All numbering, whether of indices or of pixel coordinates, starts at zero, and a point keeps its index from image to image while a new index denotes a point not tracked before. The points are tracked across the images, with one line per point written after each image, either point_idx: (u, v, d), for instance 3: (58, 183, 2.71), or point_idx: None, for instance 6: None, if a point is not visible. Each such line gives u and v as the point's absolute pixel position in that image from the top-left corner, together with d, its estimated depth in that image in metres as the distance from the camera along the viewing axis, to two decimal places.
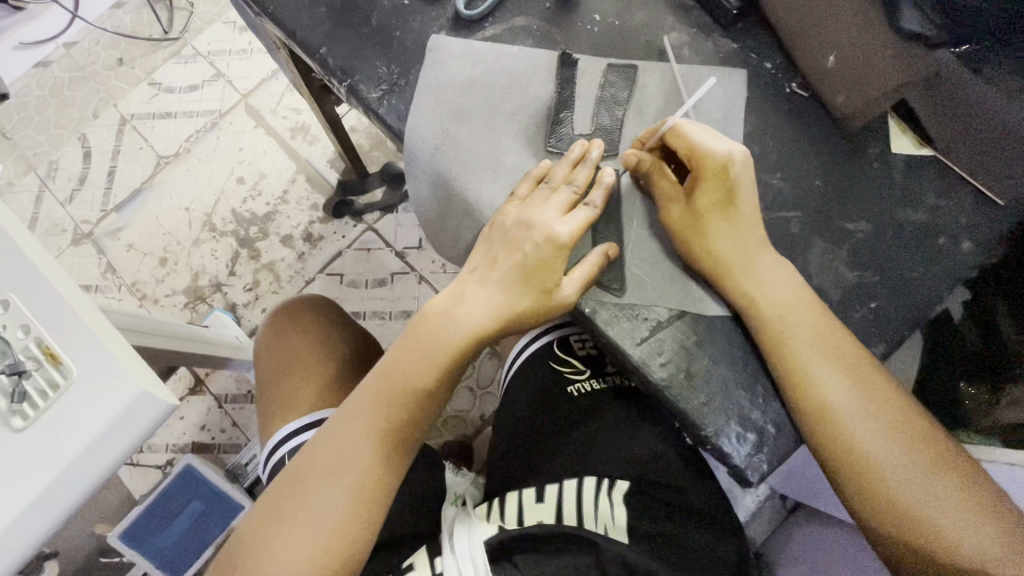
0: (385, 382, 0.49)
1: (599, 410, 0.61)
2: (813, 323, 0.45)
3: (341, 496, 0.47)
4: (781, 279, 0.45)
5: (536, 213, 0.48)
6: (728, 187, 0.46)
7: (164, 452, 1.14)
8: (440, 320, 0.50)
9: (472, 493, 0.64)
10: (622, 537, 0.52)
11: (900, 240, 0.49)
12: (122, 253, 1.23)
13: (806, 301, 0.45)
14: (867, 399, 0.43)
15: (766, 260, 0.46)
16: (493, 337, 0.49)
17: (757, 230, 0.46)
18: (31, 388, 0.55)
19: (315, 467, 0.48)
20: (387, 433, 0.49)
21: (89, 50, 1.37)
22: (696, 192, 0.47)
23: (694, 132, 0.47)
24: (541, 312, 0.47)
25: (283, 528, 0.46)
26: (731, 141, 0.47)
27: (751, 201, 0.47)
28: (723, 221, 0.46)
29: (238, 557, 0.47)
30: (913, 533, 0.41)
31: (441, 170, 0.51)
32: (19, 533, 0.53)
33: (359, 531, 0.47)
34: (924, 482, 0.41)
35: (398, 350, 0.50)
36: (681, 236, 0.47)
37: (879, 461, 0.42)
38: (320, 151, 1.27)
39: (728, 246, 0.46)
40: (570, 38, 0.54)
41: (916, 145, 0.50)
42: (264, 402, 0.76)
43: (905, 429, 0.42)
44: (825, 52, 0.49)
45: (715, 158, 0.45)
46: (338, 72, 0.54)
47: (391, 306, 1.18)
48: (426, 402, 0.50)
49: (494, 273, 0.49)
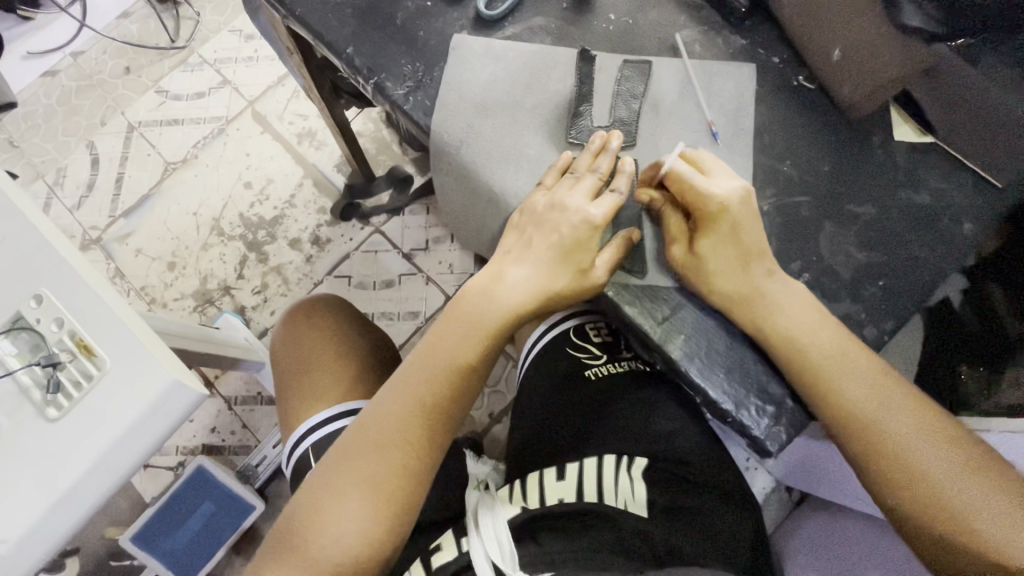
0: (428, 358, 0.52)
1: (618, 390, 0.63)
2: (818, 323, 0.47)
3: (389, 467, 0.49)
4: (796, 304, 0.47)
5: (565, 198, 0.51)
6: (731, 226, 0.47)
7: (174, 455, 1.15)
8: (481, 298, 0.52)
9: (494, 478, 0.66)
10: (641, 511, 0.54)
11: (905, 221, 0.51)
12: (130, 259, 1.24)
13: (821, 318, 0.47)
14: (856, 366, 0.46)
15: (772, 290, 0.47)
16: (529, 316, 0.52)
17: (763, 263, 0.47)
18: (66, 379, 0.55)
19: (361, 444, 0.50)
20: (431, 404, 0.51)
21: (97, 59, 1.39)
22: (698, 233, 0.48)
23: (692, 174, 0.48)
24: (574, 292, 0.50)
25: (333, 499, 0.49)
26: (729, 181, 0.48)
27: (757, 234, 0.48)
28: (728, 261, 0.47)
29: (296, 526, 0.49)
30: (907, 481, 0.43)
31: (467, 161, 0.54)
32: (54, 522, 0.53)
33: (403, 501, 0.49)
34: (913, 431, 0.44)
35: (442, 327, 0.53)
36: (688, 278, 0.48)
37: (869, 417, 0.45)
38: (327, 156, 1.30)
39: (735, 283, 0.47)
40: (587, 36, 0.57)
41: (917, 133, 0.53)
42: (282, 397, 0.76)
43: (889, 390, 0.46)
44: (832, 45, 0.52)
45: (711, 201, 0.47)
46: (363, 71, 0.56)
47: (399, 306, 1.20)
48: (466, 379, 0.52)
49: (529, 254, 0.52)
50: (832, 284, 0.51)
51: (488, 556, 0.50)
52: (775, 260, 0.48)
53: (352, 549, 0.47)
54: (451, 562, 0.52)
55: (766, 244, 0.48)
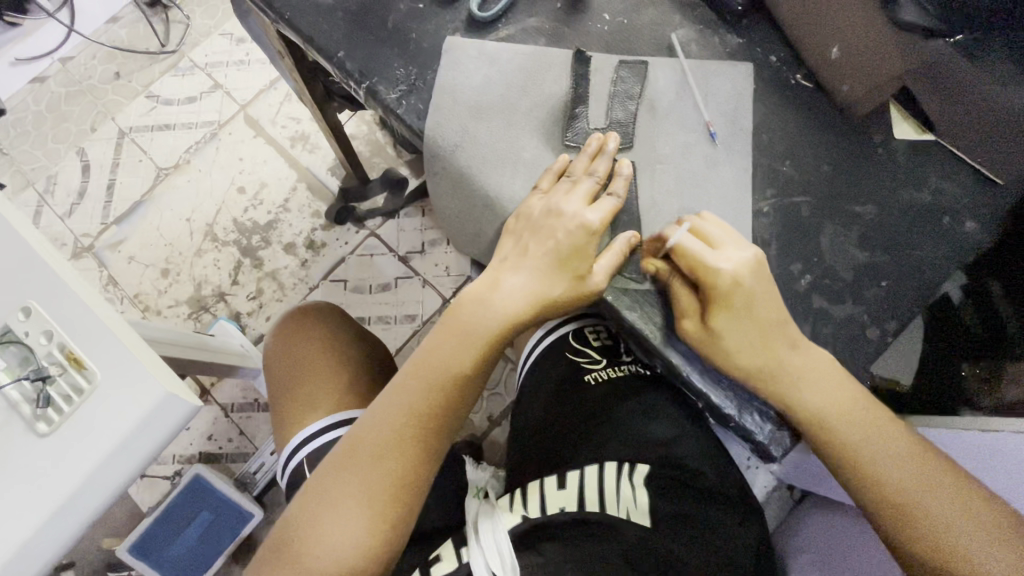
0: (422, 368, 0.51)
1: (619, 395, 0.62)
2: (838, 397, 0.45)
3: (383, 481, 0.48)
4: (818, 378, 0.45)
5: (562, 202, 0.50)
6: (745, 299, 0.45)
7: (170, 463, 1.13)
8: (476, 305, 0.51)
9: (493, 485, 0.65)
10: (645, 520, 0.53)
11: (906, 219, 0.51)
12: (123, 266, 1.23)
13: (843, 391, 0.45)
14: (864, 413, 0.45)
15: (795, 364, 0.45)
16: (526, 322, 0.51)
17: (783, 334, 0.46)
18: (55, 394, 0.54)
19: (355, 454, 0.49)
20: (426, 417, 0.50)
21: (86, 64, 1.38)
22: (712, 308, 0.46)
23: (700, 249, 0.46)
24: (571, 299, 0.49)
25: (326, 513, 0.48)
26: (740, 252, 0.46)
27: (772, 306, 0.46)
28: (746, 336, 0.45)
29: (288, 542, 0.48)
30: (934, 554, 0.42)
31: (461, 165, 0.53)
32: (45, 539, 0.52)
33: (400, 511, 0.49)
34: (951, 507, 0.42)
35: (437, 337, 0.52)
36: (705, 352, 0.46)
37: (902, 492, 0.43)
38: (321, 160, 1.29)
39: (756, 357, 0.45)
40: (582, 36, 0.56)
41: (917, 130, 0.52)
42: (278, 407, 0.75)
43: (921, 464, 0.44)
44: (830, 42, 0.51)
45: (724, 276, 0.45)
46: (355, 74, 0.55)
47: (396, 310, 1.19)
48: (462, 388, 0.51)
49: (525, 261, 0.51)
50: (834, 285, 0.50)
51: (488, 567, 0.50)
52: (794, 329, 0.46)
53: (347, 561, 0.46)
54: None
55: (782, 312, 0.46)
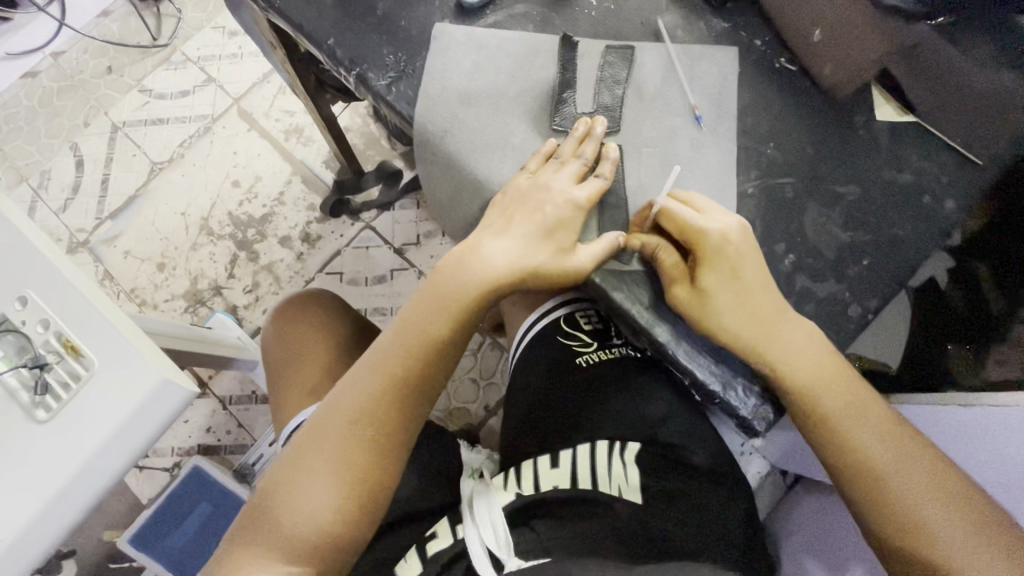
0: (403, 332, 0.52)
1: (609, 377, 0.63)
2: (804, 345, 0.47)
3: (363, 443, 0.49)
4: (789, 332, 0.47)
5: (550, 181, 0.51)
6: (733, 259, 0.47)
7: (170, 456, 1.14)
8: (455, 269, 0.52)
9: (488, 467, 0.67)
10: (636, 496, 0.55)
11: (889, 200, 0.52)
12: (119, 260, 1.23)
13: (824, 357, 0.47)
14: (837, 385, 0.47)
15: (776, 331, 0.47)
16: (505, 285, 0.51)
17: (770, 297, 0.47)
18: (53, 381, 0.55)
19: (338, 419, 0.50)
20: (402, 378, 0.51)
21: (78, 59, 1.37)
22: (700, 269, 0.48)
23: (686, 211, 0.48)
24: (552, 265, 0.50)
25: (305, 474, 0.48)
26: (725, 216, 0.48)
27: (759, 271, 0.48)
28: (731, 299, 0.47)
29: (265, 504, 0.49)
30: (897, 524, 0.44)
31: (451, 151, 0.54)
32: (45, 525, 0.52)
33: (380, 474, 0.50)
34: (900, 461, 0.45)
35: (418, 301, 0.53)
36: (691, 315, 0.47)
37: (864, 452, 0.45)
38: (315, 153, 1.29)
39: (740, 321, 0.47)
40: (568, 22, 0.57)
41: (900, 113, 0.53)
42: (275, 395, 0.76)
43: (893, 435, 0.46)
44: (813, 26, 0.52)
45: (712, 236, 0.47)
46: (346, 62, 0.56)
47: (392, 301, 1.20)
48: (440, 351, 0.52)
49: (507, 227, 0.52)
50: (817, 264, 0.51)
51: (483, 540, 0.51)
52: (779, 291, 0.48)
53: (325, 523, 0.47)
54: (444, 552, 0.53)
55: (765, 278, 0.48)
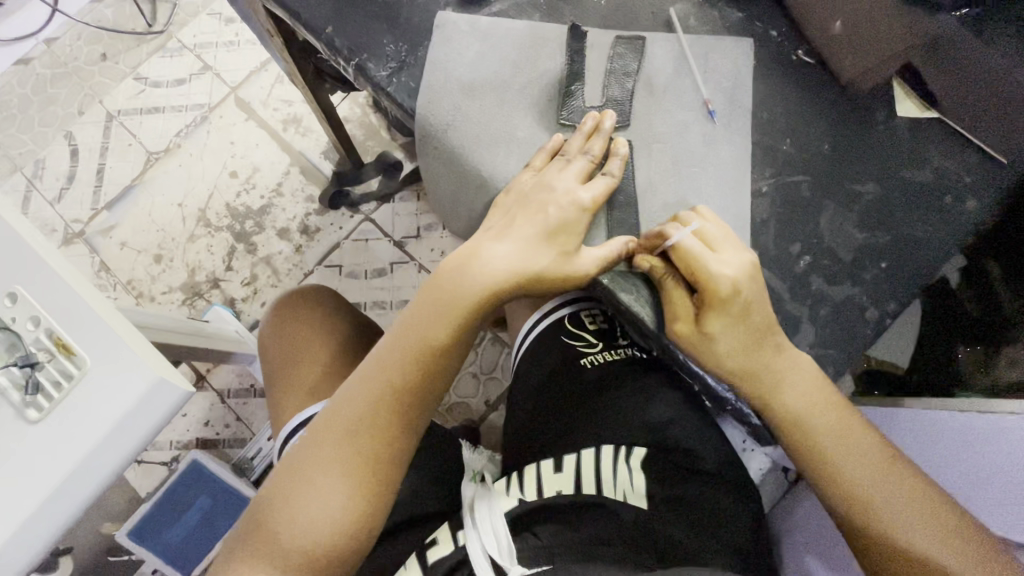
0: (401, 340, 0.51)
1: (614, 379, 0.62)
2: (803, 374, 0.46)
3: (360, 454, 0.48)
4: (790, 366, 0.46)
5: (555, 180, 0.49)
6: (743, 306, 0.45)
7: (168, 449, 1.13)
8: (454, 275, 0.50)
9: (490, 469, 0.66)
10: (641, 503, 0.54)
11: (908, 201, 0.50)
12: (114, 252, 1.21)
13: (817, 389, 0.46)
14: (832, 418, 0.46)
15: (776, 368, 0.45)
16: (506, 292, 0.50)
17: (771, 338, 0.45)
18: (44, 380, 0.53)
19: (333, 429, 0.49)
20: (401, 389, 0.49)
21: (71, 45, 1.34)
22: (706, 313, 0.45)
23: (700, 250, 0.45)
24: (555, 274, 0.48)
25: (301, 487, 0.47)
26: (739, 258, 0.45)
27: (765, 314, 0.46)
28: (734, 339, 0.45)
29: (259, 517, 0.48)
30: (897, 559, 0.43)
31: (454, 145, 0.52)
32: (38, 526, 0.51)
33: (378, 486, 0.48)
34: (901, 494, 0.44)
35: (416, 308, 0.51)
36: (692, 351, 0.46)
37: (857, 482, 0.45)
38: (314, 143, 1.26)
39: (742, 360, 0.45)
40: (578, 11, 0.55)
41: (920, 108, 0.51)
42: (272, 394, 0.75)
43: (889, 466, 0.45)
44: (831, 18, 0.50)
45: (723, 282, 0.44)
46: (344, 52, 0.54)
47: (391, 295, 1.18)
48: (440, 359, 0.50)
49: (509, 232, 0.50)
50: (832, 265, 0.49)
51: (483, 547, 0.50)
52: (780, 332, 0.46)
53: (322, 538, 0.46)
54: (447, 557, 0.52)
55: (772, 320, 0.46)
